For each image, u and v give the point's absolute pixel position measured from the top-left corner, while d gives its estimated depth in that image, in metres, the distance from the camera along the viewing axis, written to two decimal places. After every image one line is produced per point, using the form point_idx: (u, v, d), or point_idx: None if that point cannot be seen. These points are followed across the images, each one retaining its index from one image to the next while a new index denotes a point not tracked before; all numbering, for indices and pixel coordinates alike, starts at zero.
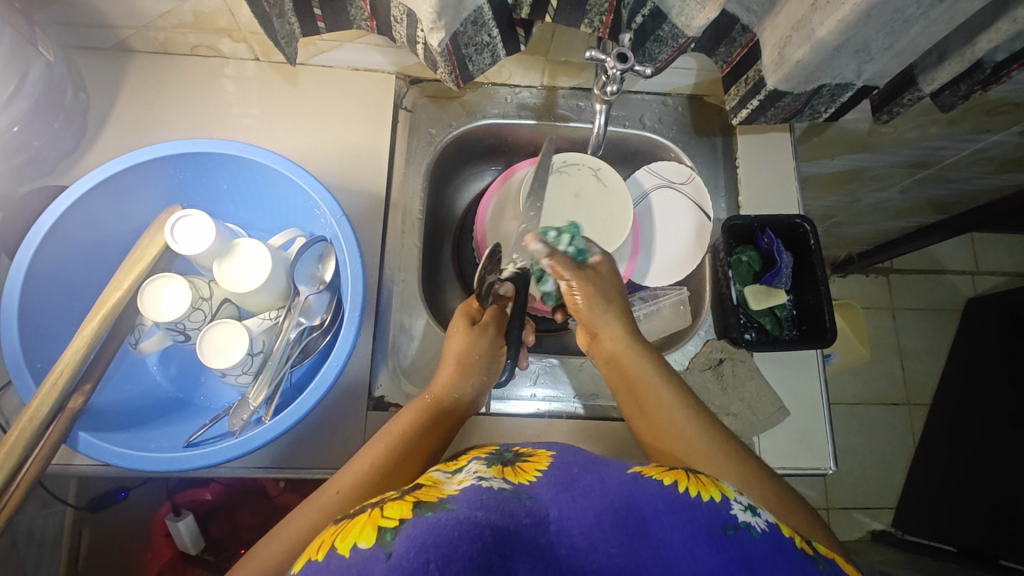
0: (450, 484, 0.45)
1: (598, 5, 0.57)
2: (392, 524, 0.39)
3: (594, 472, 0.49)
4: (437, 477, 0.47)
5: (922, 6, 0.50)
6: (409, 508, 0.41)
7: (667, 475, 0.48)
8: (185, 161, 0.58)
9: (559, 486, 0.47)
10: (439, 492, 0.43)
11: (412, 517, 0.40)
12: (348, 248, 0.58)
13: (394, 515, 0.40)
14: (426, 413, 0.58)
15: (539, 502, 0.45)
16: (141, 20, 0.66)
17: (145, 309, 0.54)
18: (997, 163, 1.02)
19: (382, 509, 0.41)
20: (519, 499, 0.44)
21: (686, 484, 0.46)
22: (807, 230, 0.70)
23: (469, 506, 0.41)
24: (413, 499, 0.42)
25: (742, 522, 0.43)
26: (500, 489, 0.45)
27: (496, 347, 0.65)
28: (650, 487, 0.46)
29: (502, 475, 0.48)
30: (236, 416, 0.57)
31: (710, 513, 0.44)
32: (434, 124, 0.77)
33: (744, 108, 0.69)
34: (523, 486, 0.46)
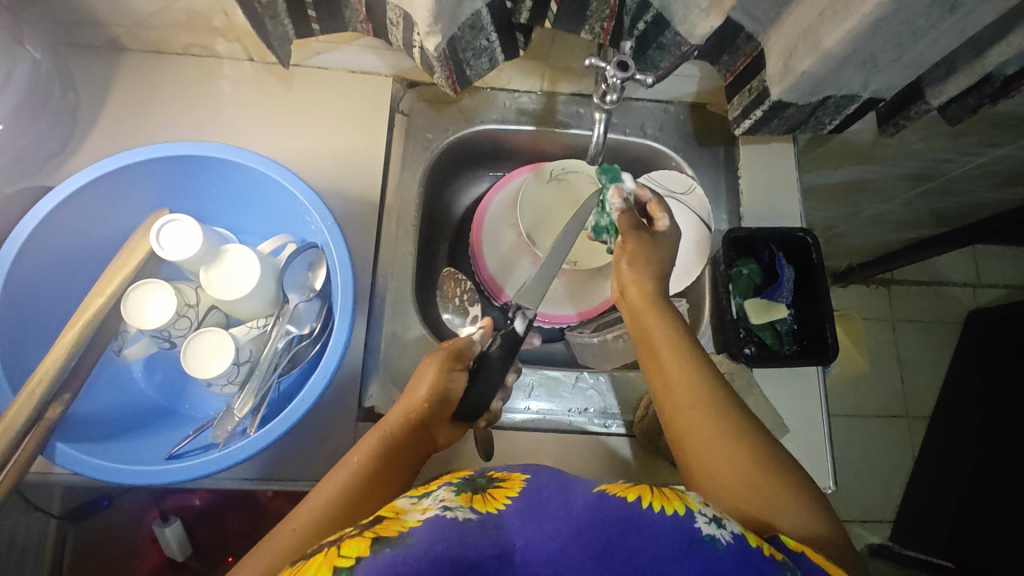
0: (414, 513, 0.44)
1: (599, 11, 0.56)
2: (347, 563, 0.37)
3: (562, 495, 0.47)
4: (401, 506, 0.45)
5: (932, 18, 0.48)
6: (367, 546, 0.39)
7: (633, 491, 0.46)
8: (174, 164, 0.57)
9: (526, 515, 0.45)
10: (399, 524, 0.41)
11: (368, 557, 0.38)
12: (339, 255, 0.56)
13: (351, 555, 0.38)
14: (380, 452, 0.53)
15: (506, 532, 0.43)
16: (133, 18, 0.65)
17: (129, 316, 0.53)
18: (1002, 177, 1.01)
19: (339, 549, 0.39)
20: (483, 530, 0.42)
21: (650, 500, 0.44)
22: (810, 243, 0.69)
23: (428, 540, 0.40)
24: (372, 536, 0.40)
25: (706, 536, 0.41)
26: (465, 519, 0.43)
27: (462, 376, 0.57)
28: (615, 507, 0.44)
29: (470, 504, 0.46)
30: (221, 427, 0.55)
31: (674, 529, 0.41)
32: (431, 128, 0.75)
33: (747, 118, 0.68)
34: (490, 515, 0.45)
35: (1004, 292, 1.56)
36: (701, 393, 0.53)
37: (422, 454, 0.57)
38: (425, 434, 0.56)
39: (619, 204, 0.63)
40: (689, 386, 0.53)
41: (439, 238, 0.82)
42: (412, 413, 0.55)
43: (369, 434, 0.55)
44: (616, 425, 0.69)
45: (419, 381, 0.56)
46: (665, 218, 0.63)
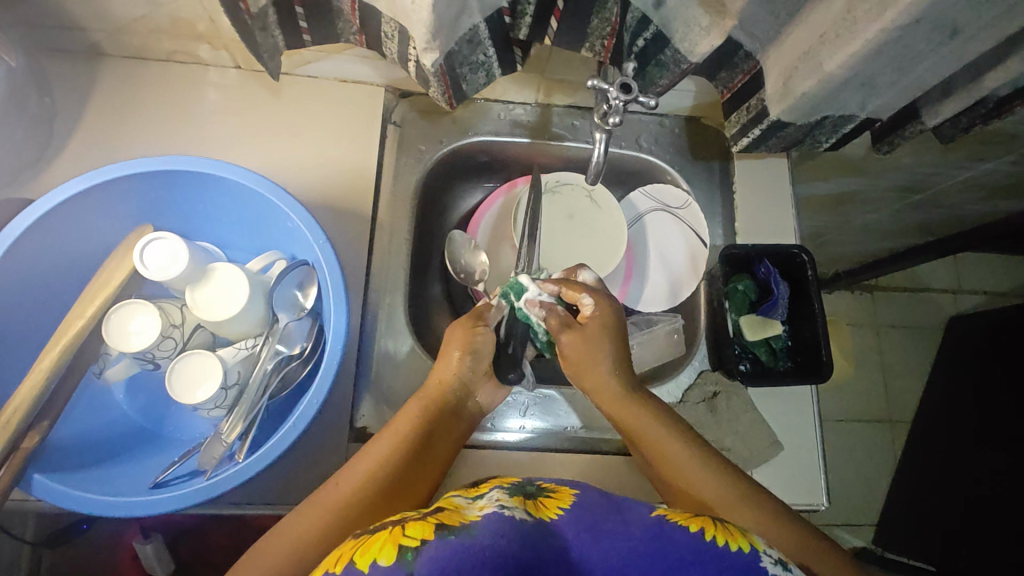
0: (472, 510, 0.45)
1: (599, 29, 0.57)
2: (414, 544, 0.39)
3: (619, 513, 0.47)
4: (459, 502, 0.47)
5: (933, 43, 0.48)
6: (431, 530, 0.41)
7: (694, 520, 0.46)
8: (159, 179, 0.55)
9: (584, 524, 0.45)
10: (461, 516, 0.43)
11: (434, 539, 0.40)
12: (331, 275, 0.54)
13: (417, 535, 0.40)
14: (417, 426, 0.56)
15: (563, 539, 0.43)
16: (113, 23, 0.62)
17: (111, 339, 0.51)
18: (988, 190, 1.02)
19: (403, 529, 0.41)
20: (542, 535, 0.43)
21: (714, 532, 0.44)
22: (804, 260, 0.68)
23: (490, 532, 0.40)
24: (434, 521, 0.42)
25: None
26: (523, 519, 0.43)
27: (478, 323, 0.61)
28: (677, 533, 0.44)
29: (524, 506, 0.46)
30: (207, 454, 0.53)
31: (740, 566, 0.42)
32: (424, 139, 0.74)
33: (745, 136, 0.68)
34: (545, 521, 0.45)
35: (983, 299, 1.59)
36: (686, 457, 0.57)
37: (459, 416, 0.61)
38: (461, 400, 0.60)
39: (538, 312, 0.60)
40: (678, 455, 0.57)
41: (432, 251, 0.80)
42: (449, 380, 0.59)
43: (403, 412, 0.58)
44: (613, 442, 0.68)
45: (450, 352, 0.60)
46: (585, 273, 0.65)
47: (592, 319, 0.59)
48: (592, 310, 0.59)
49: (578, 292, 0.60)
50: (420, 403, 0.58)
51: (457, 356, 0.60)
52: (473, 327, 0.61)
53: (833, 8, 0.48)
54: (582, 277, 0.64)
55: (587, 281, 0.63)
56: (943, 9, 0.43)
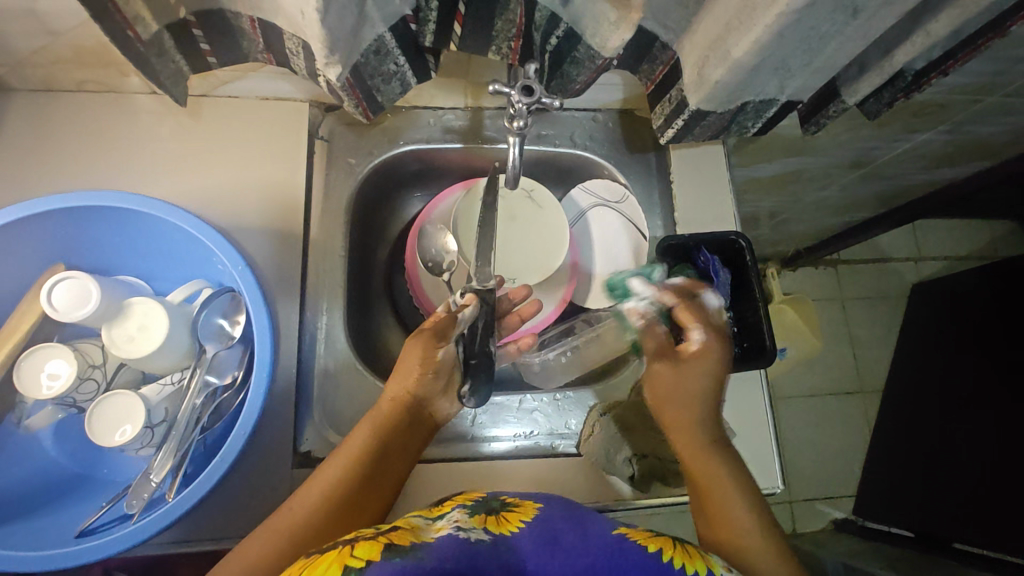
0: (428, 531, 0.43)
1: (505, 31, 0.56)
2: (359, 564, 0.37)
3: (579, 528, 0.46)
4: (416, 523, 0.45)
5: (836, 23, 0.48)
6: (379, 551, 0.38)
7: (653, 541, 0.46)
8: (66, 218, 0.53)
9: (541, 541, 0.44)
10: (415, 537, 0.41)
11: (379, 561, 0.37)
12: (252, 300, 0.54)
13: (364, 556, 0.38)
14: (371, 443, 0.55)
15: (518, 555, 0.43)
16: (12, 57, 0.60)
17: (23, 385, 0.49)
18: (930, 159, 1.03)
19: (352, 548, 0.39)
20: (496, 551, 0.42)
21: (672, 554, 0.44)
22: (742, 246, 0.69)
23: (439, 556, 0.39)
24: (385, 541, 0.40)
25: None
26: (478, 539, 0.43)
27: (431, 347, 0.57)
28: (634, 551, 0.44)
29: (484, 525, 0.45)
30: (136, 495, 0.51)
31: None
32: (354, 153, 0.72)
33: (670, 127, 0.67)
34: (501, 538, 0.44)
35: (943, 265, 1.62)
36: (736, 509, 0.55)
37: (415, 437, 0.59)
38: (420, 411, 0.59)
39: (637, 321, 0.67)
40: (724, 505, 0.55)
41: (375, 265, 0.79)
42: (403, 394, 0.57)
43: (356, 429, 0.57)
44: (563, 445, 0.67)
45: (406, 367, 0.57)
46: (710, 295, 0.64)
47: (693, 356, 0.59)
48: (697, 347, 0.59)
49: (688, 318, 0.61)
50: (372, 422, 0.56)
51: (415, 376, 0.57)
52: (432, 349, 0.57)
53: None
54: (707, 299, 0.64)
55: (710, 307, 0.63)
56: None
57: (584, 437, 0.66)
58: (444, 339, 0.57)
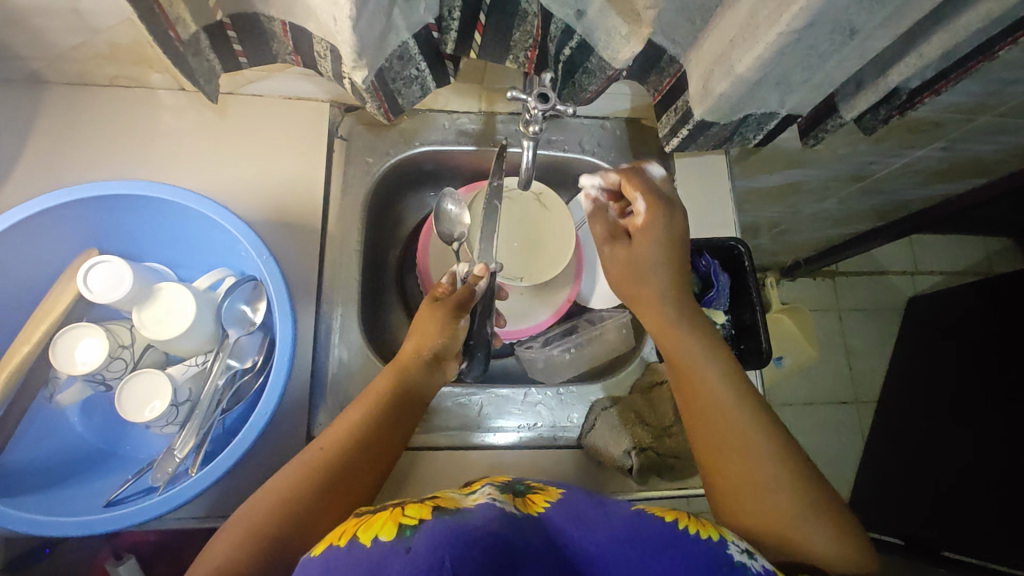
0: (466, 500, 0.46)
1: (522, 41, 0.60)
2: (412, 522, 0.41)
3: (600, 505, 0.49)
4: (453, 495, 0.48)
5: (833, 43, 0.51)
6: (429, 511, 0.42)
7: (670, 512, 0.49)
8: (101, 204, 0.56)
9: (569, 516, 0.47)
10: (456, 504, 0.45)
11: (431, 519, 0.41)
12: (275, 288, 0.57)
13: (415, 515, 0.41)
14: (392, 390, 0.59)
15: (551, 528, 0.45)
16: (52, 52, 0.63)
17: (58, 362, 0.52)
18: (927, 175, 1.07)
19: (402, 510, 0.43)
20: (531, 522, 0.44)
21: (686, 523, 0.47)
22: (742, 252, 0.72)
23: (482, 516, 0.42)
24: (432, 505, 0.44)
25: (738, 561, 0.44)
26: (512, 511, 0.45)
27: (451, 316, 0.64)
28: (651, 522, 0.47)
29: (515, 502, 0.48)
30: (161, 469, 0.54)
31: (706, 552, 0.44)
32: (371, 152, 0.75)
33: (675, 136, 0.70)
34: (533, 514, 0.46)
35: (938, 279, 1.65)
36: (728, 429, 0.55)
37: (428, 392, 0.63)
38: (434, 368, 0.64)
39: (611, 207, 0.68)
40: (713, 427, 0.56)
41: (387, 261, 0.82)
42: (420, 350, 0.63)
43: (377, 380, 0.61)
44: (564, 438, 0.70)
45: (422, 328, 0.64)
46: (653, 168, 0.66)
47: (640, 231, 0.61)
48: (641, 218, 0.61)
49: (632, 194, 0.62)
50: (393, 372, 0.61)
51: (432, 334, 0.64)
52: (452, 317, 0.65)
53: (738, 14, 0.51)
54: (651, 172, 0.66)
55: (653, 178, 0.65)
56: (832, 11, 0.46)
57: (585, 431, 0.69)
58: (462, 308, 0.65)
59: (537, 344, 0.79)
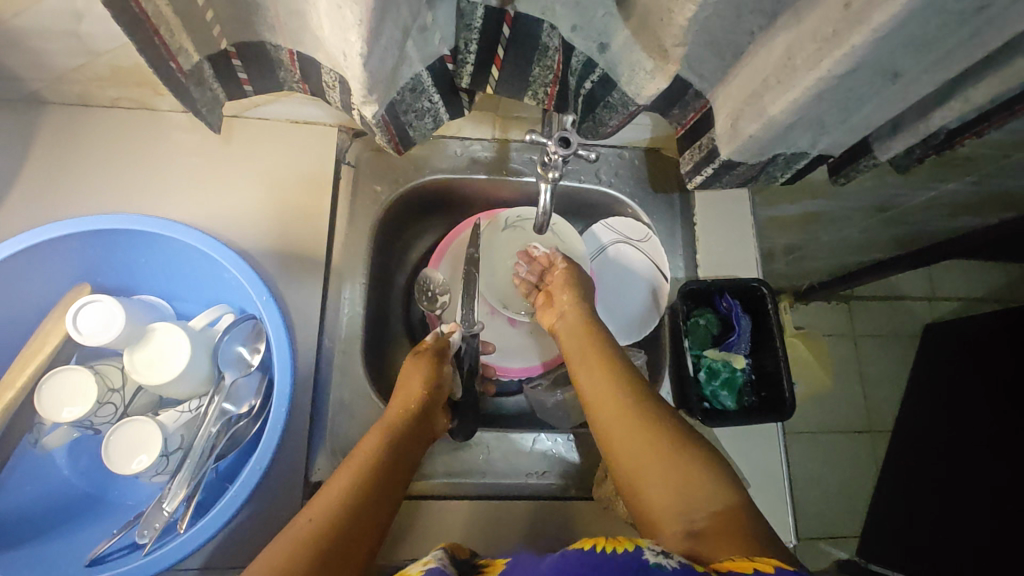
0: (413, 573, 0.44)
1: (542, 77, 0.56)
2: None
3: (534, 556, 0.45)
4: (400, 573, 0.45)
5: (876, 87, 0.48)
6: None
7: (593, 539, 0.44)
8: (95, 239, 0.53)
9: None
10: None
11: None
12: (275, 331, 0.54)
13: None
14: (381, 453, 0.55)
15: None
16: (51, 73, 0.60)
17: (43, 408, 0.49)
18: (953, 208, 1.03)
19: None
20: None
21: (605, 543, 0.42)
22: (765, 294, 0.68)
23: None
24: None
25: (652, 564, 0.38)
26: None
27: (440, 367, 0.63)
28: (571, 553, 0.42)
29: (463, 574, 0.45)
30: (147, 525, 0.50)
31: (619, 561, 0.39)
32: (379, 179, 0.72)
33: (699, 174, 0.67)
34: None
35: (957, 307, 1.61)
36: (638, 436, 0.52)
37: (415, 456, 0.58)
38: (424, 427, 0.60)
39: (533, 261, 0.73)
40: (626, 436, 0.53)
41: (393, 291, 0.79)
42: (407, 407, 0.59)
43: (362, 441, 0.56)
44: (575, 486, 0.67)
45: (410, 384, 0.61)
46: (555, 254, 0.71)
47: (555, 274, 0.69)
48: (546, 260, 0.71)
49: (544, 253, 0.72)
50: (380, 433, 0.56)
51: (418, 390, 0.60)
52: (438, 367, 0.63)
53: (775, 53, 0.48)
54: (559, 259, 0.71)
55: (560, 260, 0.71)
56: (879, 57, 0.43)
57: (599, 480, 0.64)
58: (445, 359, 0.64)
59: (544, 383, 0.75)
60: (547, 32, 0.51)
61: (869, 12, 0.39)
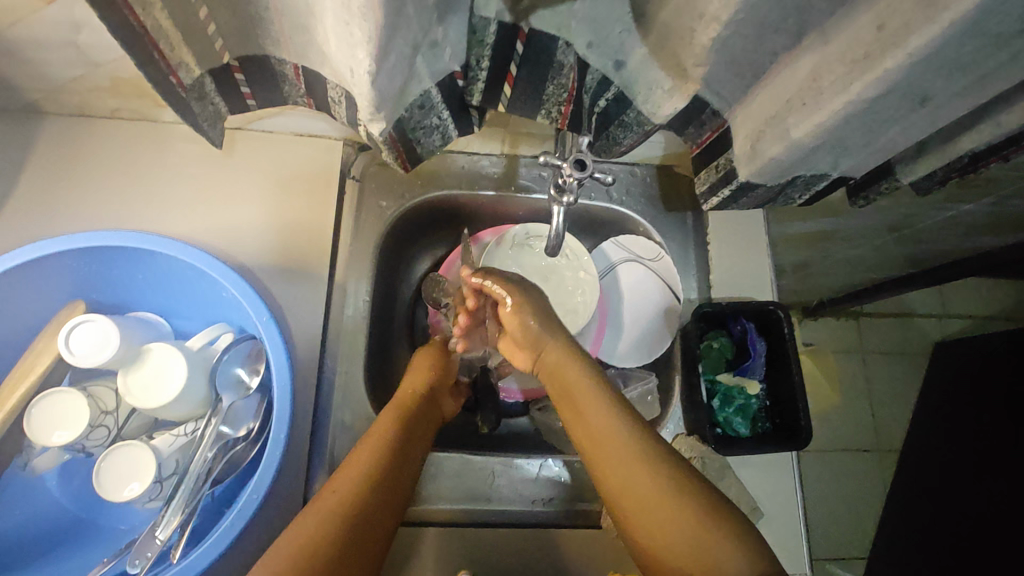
0: None
1: (555, 95, 0.55)
2: None
3: None
4: None
5: (903, 110, 0.46)
6: None
7: None
8: (91, 255, 0.52)
9: None
10: None
11: None
12: (275, 354, 0.52)
13: None
14: (399, 420, 0.55)
15: None
16: (51, 83, 0.59)
17: (32, 433, 0.47)
18: (969, 228, 1.01)
19: None
20: None
21: None
22: (781, 317, 0.66)
23: None
24: None
25: None
26: None
27: (446, 359, 0.67)
28: None
29: None
30: (139, 554, 0.48)
31: None
32: (385, 194, 0.71)
33: (715, 195, 0.65)
34: None
35: (968, 324, 1.58)
36: (615, 463, 0.48)
37: (427, 434, 0.58)
38: (434, 409, 0.61)
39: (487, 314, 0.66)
40: (610, 463, 0.48)
41: (396, 308, 0.77)
42: (422, 385, 0.62)
43: (379, 419, 0.55)
44: (582, 513, 0.65)
45: (418, 369, 0.64)
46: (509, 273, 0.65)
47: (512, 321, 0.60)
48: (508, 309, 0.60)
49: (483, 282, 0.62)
50: (396, 407, 0.57)
51: (429, 371, 0.64)
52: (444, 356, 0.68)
53: (799, 74, 0.46)
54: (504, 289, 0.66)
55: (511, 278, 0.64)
56: (911, 80, 0.41)
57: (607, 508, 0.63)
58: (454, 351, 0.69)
59: (552, 406, 0.75)
60: (562, 49, 0.49)
61: (905, 35, 0.37)
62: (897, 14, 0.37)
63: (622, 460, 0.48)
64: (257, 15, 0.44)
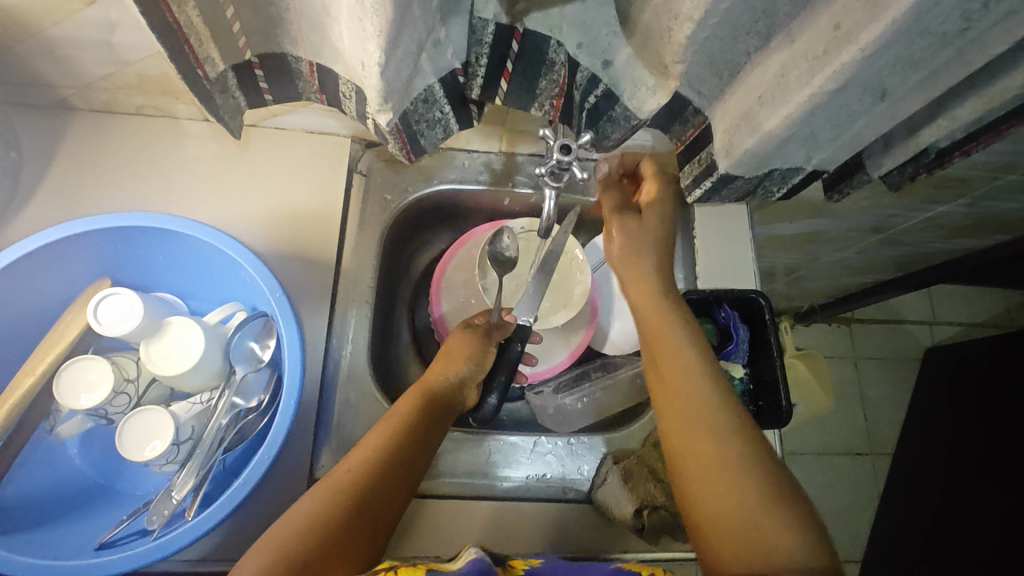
0: None
1: (548, 90, 0.60)
2: None
3: None
4: None
5: (865, 104, 0.51)
6: None
7: None
8: (119, 234, 0.56)
9: None
10: None
11: None
12: (286, 327, 0.56)
13: None
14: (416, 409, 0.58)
15: None
16: (82, 80, 0.64)
17: (60, 396, 0.51)
18: (949, 229, 1.05)
19: None
20: None
21: None
22: (763, 304, 0.70)
23: None
24: None
25: None
26: None
27: (486, 347, 0.67)
28: None
29: None
30: (156, 511, 0.52)
31: None
32: (390, 189, 0.75)
33: (698, 187, 0.69)
34: None
35: (958, 330, 1.61)
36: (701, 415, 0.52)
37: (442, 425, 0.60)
38: (457, 397, 0.63)
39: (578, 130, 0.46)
40: (692, 414, 0.52)
41: (398, 297, 0.81)
42: (449, 372, 0.63)
43: (400, 399, 0.59)
44: (575, 491, 0.68)
45: (455, 349, 0.65)
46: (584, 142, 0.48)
47: None
48: None
49: None
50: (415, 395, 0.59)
51: (461, 359, 0.65)
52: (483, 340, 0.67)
53: (769, 71, 0.51)
54: None
55: None
56: (867, 74, 0.45)
57: (597, 484, 0.66)
58: (494, 336, 0.68)
59: (549, 390, 0.77)
60: (554, 47, 0.54)
61: (856, 31, 0.42)
62: (850, 13, 0.42)
63: (709, 414, 0.52)
64: (277, 15, 0.49)
